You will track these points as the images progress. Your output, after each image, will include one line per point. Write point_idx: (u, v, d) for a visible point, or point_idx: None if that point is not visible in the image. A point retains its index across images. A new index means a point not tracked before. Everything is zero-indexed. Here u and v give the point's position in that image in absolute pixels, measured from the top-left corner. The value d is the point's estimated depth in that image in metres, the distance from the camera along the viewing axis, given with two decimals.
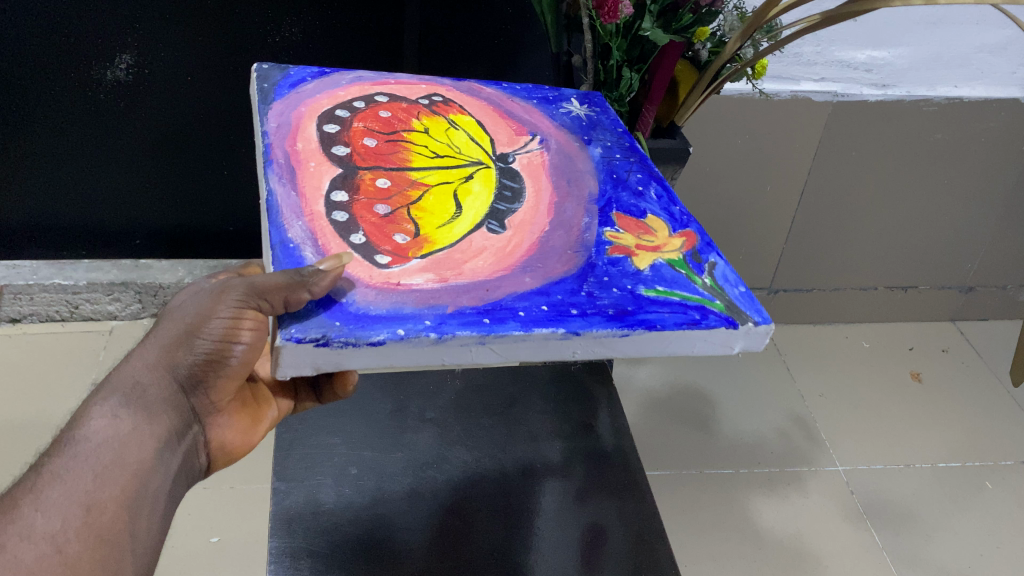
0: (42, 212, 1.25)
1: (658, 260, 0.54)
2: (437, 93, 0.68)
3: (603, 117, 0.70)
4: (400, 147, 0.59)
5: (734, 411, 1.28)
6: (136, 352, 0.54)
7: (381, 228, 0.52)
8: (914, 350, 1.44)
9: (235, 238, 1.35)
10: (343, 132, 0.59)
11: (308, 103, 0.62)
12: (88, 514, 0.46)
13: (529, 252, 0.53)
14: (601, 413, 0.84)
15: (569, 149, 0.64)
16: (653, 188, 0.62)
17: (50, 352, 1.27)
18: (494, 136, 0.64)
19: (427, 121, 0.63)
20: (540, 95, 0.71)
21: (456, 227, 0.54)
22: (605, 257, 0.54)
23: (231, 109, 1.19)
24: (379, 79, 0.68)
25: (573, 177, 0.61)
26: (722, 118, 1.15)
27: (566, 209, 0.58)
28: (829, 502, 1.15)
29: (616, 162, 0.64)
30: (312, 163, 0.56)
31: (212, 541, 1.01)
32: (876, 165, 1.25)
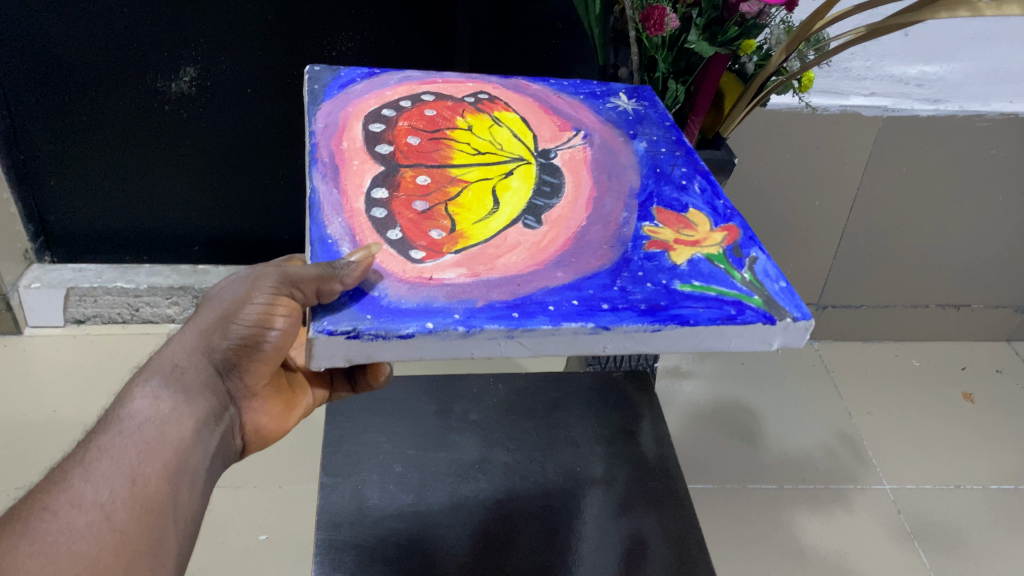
0: (109, 218, 1.32)
1: (695, 255, 0.55)
2: (483, 91, 0.70)
3: (651, 111, 0.71)
4: (443, 145, 0.61)
5: (780, 427, 1.27)
6: (176, 337, 0.58)
7: (418, 221, 0.54)
8: (967, 370, 1.41)
9: (289, 245, 1.38)
10: (388, 131, 0.62)
11: (356, 103, 0.65)
12: (133, 485, 0.49)
13: (563, 247, 0.54)
14: (644, 420, 0.84)
15: (612, 144, 0.66)
16: (697, 181, 0.63)
17: (112, 353, 1.32)
18: (537, 132, 0.66)
19: (470, 119, 0.65)
20: (586, 91, 0.73)
21: (492, 222, 0.55)
22: (642, 251, 0.55)
23: (289, 122, 1.23)
24: (426, 78, 0.71)
25: (615, 173, 0.62)
26: (769, 132, 1.16)
27: (604, 204, 0.59)
28: (875, 521, 1.13)
29: (661, 156, 0.65)
30: (355, 162, 0.58)
31: (261, 538, 1.04)
32: (928, 182, 1.23)
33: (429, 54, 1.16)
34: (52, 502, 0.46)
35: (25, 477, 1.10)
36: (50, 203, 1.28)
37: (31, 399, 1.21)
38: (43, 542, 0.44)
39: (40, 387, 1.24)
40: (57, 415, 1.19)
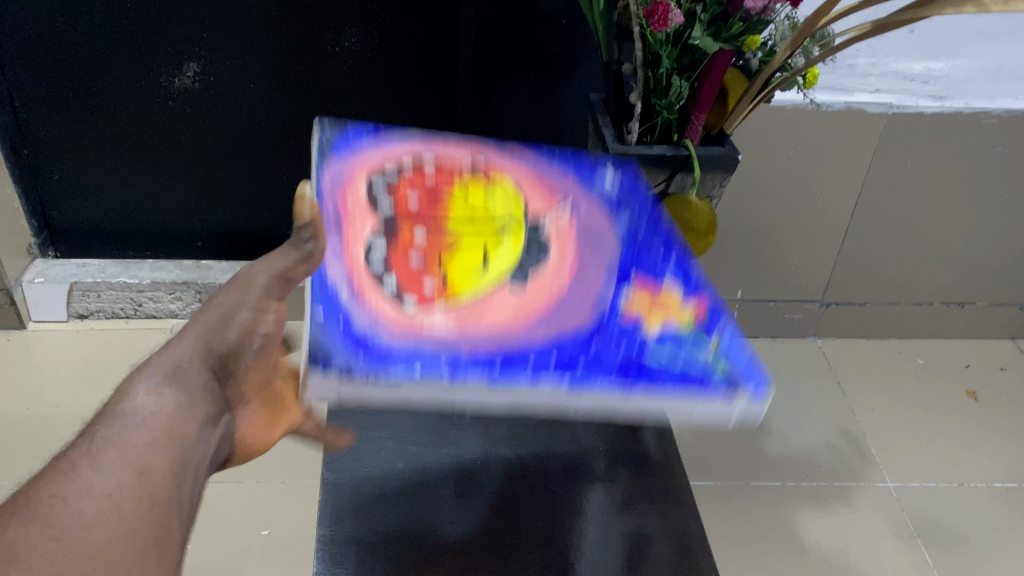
0: (113, 214, 1.32)
1: (667, 321, 0.54)
2: (488, 137, 0.63)
3: (637, 150, 0.70)
4: (428, 172, 0.61)
5: (783, 424, 1.27)
6: (175, 341, 0.57)
7: (407, 243, 0.53)
8: (970, 368, 1.41)
9: (292, 241, 1.38)
10: (373, 156, 0.61)
11: (359, 145, 0.58)
12: (141, 476, 0.46)
13: (549, 308, 0.53)
14: (647, 418, 0.84)
15: (609, 203, 0.61)
16: (672, 246, 0.60)
17: (115, 347, 1.32)
18: (535, 191, 0.59)
19: (473, 167, 0.59)
20: (593, 145, 0.67)
21: (480, 273, 0.54)
22: (618, 316, 0.53)
23: (292, 119, 1.23)
24: (434, 120, 0.63)
25: (602, 239, 0.58)
26: (773, 127, 1.15)
27: (591, 271, 0.56)
28: (877, 519, 1.13)
29: (650, 222, 0.61)
30: (344, 202, 0.58)
31: (263, 533, 1.04)
32: (932, 178, 1.23)
33: (432, 50, 1.16)
34: (60, 490, 0.44)
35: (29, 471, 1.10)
36: (54, 199, 1.29)
37: (35, 393, 1.22)
38: (55, 527, 0.42)
39: (43, 381, 1.24)
40: (60, 409, 1.19)
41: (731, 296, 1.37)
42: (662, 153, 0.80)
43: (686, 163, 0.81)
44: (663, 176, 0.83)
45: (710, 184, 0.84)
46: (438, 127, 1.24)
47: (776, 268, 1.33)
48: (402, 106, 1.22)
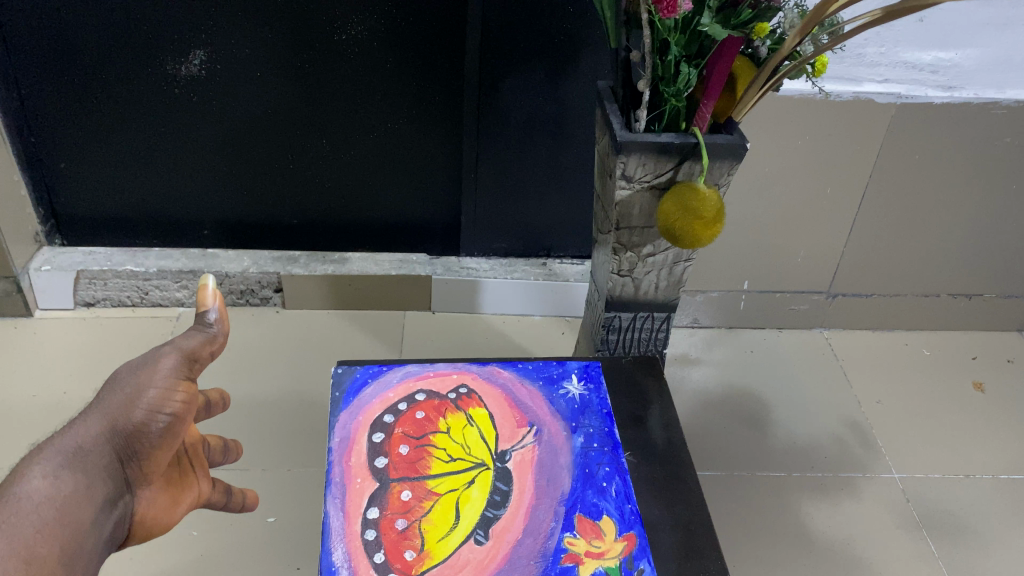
0: (120, 202, 1.32)
1: (598, 568, 0.62)
2: (464, 383, 0.79)
3: (594, 395, 0.80)
4: (426, 453, 0.70)
5: (789, 415, 1.27)
6: (78, 421, 0.59)
7: (397, 509, 0.65)
8: (977, 360, 1.40)
9: (298, 231, 1.38)
10: (386, 440, 0.72)
11: (364, 409, 0.75)
12: (27, 566, 0.50)
13: (502, 562, 0.62)
14: (653, 406, 0.80)
15: (556, 442, 0.74)
16: (616, 483, 0.70)
17: (121, 334, 1.31)
18: (500, 431, 0.74)
19: (449, 421, 0.74)
20: (545, 375, 0.81)
21: (451, 538, 0.63)
22: (558, 566, 0.62)
23: (300, 108, 1.23)
24: (421, 372, 0.80)
25: (552, 476, 0.70)
26: (781, 116, 1.15)
27: (538, 513, 0.66)
28: (883, 509, 1.12)
29: (592, 452, 0.73)
30: (359, 479, 0.68)
31: (269, 521, 1.04)
32: (940, 169, 1.22)
33: (440, 39, 1.16)
34: None
35: None
36: (61, 186, 1.29)
37: (42, 380, 1.22)
38: None
39: (50, 368, 1.24)
40: (66, 396, 1.20)
41: (737, 286, 1.37)
42: (669, 141, 0.80)
43: (693, 152, 0.82)
44: (670, 164, 0.83)
45: (717, 172, 0.84)
46: (444, 115, 1.24)
47: (782, 258, 1.33)
48: (409, 95, 1.22)
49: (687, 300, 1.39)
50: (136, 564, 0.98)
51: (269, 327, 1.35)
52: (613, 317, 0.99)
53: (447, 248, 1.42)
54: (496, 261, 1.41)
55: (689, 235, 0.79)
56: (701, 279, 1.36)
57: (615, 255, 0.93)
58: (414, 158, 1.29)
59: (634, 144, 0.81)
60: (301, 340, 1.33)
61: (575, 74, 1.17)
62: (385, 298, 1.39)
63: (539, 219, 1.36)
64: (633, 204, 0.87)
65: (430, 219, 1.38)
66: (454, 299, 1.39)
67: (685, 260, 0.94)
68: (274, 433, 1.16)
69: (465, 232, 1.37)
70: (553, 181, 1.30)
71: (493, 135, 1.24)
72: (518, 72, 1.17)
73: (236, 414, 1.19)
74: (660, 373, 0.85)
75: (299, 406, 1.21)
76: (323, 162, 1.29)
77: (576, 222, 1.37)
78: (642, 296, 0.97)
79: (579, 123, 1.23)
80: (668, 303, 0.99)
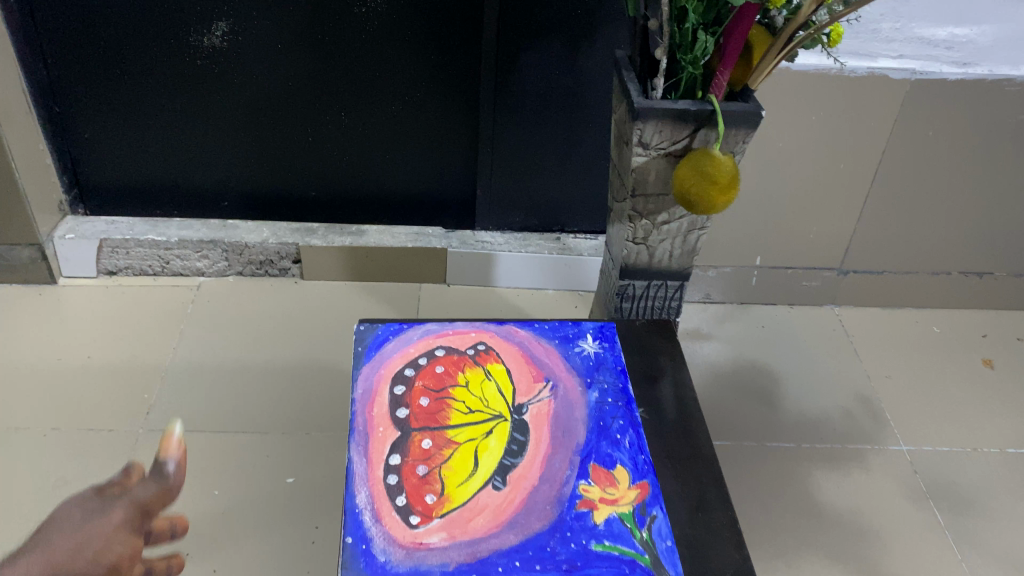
0: (142, 172, 1.34)
1: (612, 514, 0.64)
2: (482, 340, 0.81)
3: (609, 353, 0.82)
4: (446, 405, 0.72)
5: (799, 389, 1.28)
6: None
7: (418, 455, 0.67)
8: (987, 338, 1.41)
9: (316, 202, 1.40)
10: (407, 392, 0.74)
11: (387, 364, 0.78)
12: None
13: (519, 507, 0.64)
14: (665, 365, 0.82)
15: (572, 395, 0.76)
16: (629, 435, 0.72)
17: (143, 302, 1.34)
18: (516, 384, 0.76)
19: (469, 374, 0.76)
20: (561, 333, 0.83)
21: (470, 484, 0.65)
22: (573, 512, 0.64)
23: (319, 80, 1.24)
24: (441, 329, 0.82)
25: (568, 428, 0.72)
26: (795, 91, 1.16)
27: (554, 461, 0.68)
28: (891, 480, 1.14)
29: (607, 406, 0.75)
30: (381, 428, 0.70)
31: (288, 481, 1.06)
32: (953, 146, 1.23)
33: (459, 12, 1.17)
34: None
35: (62, 418, 1.12)
36: (84, 156, 1.32)
37: (66, 344, 1.24)
38: None
39: (74, 334, 1.26)
40: (91, 360, 1.22)
41: (749, 262, 1.39)
42: (685, 108, 0.82)
43: (709, 119, 0.83)
44: (686, 132, 0.84)
45: (732, 140, 0.85)
46: (462, 89, 1.25)
47: (795, 234, 1.34)
48: (427, 67, 1.23)
49: (699, 276, 1.40)
50: None
51: (287, 297, 1.38)
52: (627, 285, 1.01)
53: (462, 222, 1.44)
54: (511, 235, 1.43)
55: (704, 200, 0.80)
56: (713, 254, 1.37)
57: (630, 223, 0.94)
58: (431, 131, 1.31)
59: (651, 110, 0.82)
60: (318, 309, 1.36)
61: (592, 48, 1.18)
62: (400, 270, 1.41)
63: (554, 193, 1.38)
64: (649, 170, 0.89)
65: (446, 192, 1.40)
66: (469, 273, 1.41)
67: (698, 229, 0.95)
68: (293, 399, 1.19)
69: (480, 206, 1.39)
70: (569, 156, 1.32)
71: (510, 108, 1.25)
72: (536, 46, 1.18)
73: (256, 380, 1.21)
74: (673, 336, 0.86)
75: (317, 373, 1.23)
76: (342, 135, 1.31)
77: (591, 197, 1.38)
78: (656, 264, 0.99)
79: (594, 98, 1.24)
80: (681, 272, 1.01)
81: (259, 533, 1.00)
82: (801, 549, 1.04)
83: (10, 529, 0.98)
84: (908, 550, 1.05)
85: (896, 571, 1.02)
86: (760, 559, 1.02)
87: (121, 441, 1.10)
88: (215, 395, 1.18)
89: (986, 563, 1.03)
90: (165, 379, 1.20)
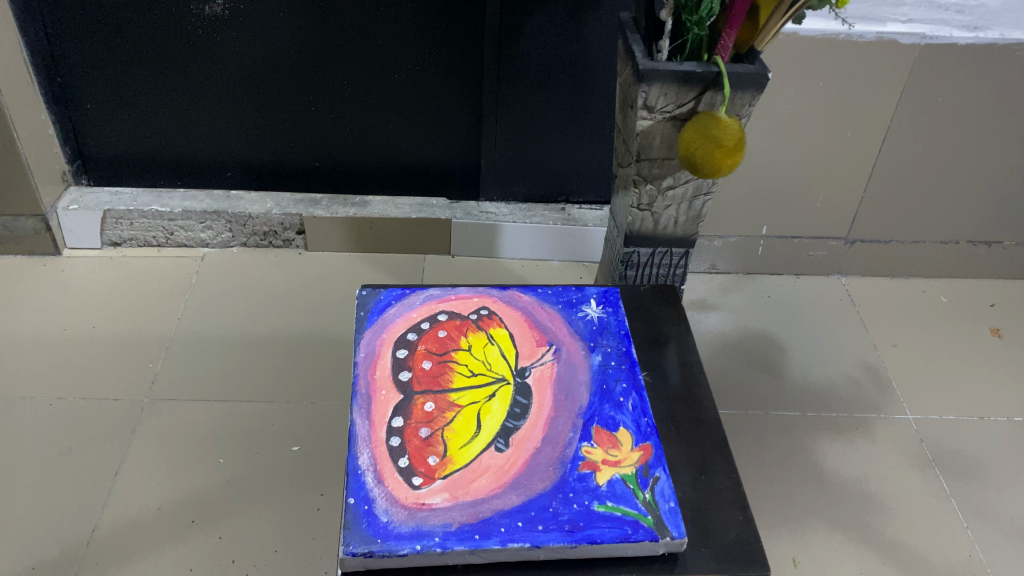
0: (145, 143, 1.34)
1: (614, 475, 0.64)
2: (485, 305, 0.80)
3: (612, 317, 0.81)
4: (449, 368, 0.72)
5: (805, 358, 1.28)
6: None
7: (420, 418, 0.67)
8: (995, 307, 1.40)
9: (319, 173, 1.40)
10: (410, 356, 0.74)
11: (389, 328, 0.77)
12: None
13: (522, 469, 0.64)
14: (668, 330, 0.82)
15: (575, 359, 0.75)
16: (633, 398, 0.72)
17: (147, 273, 1.34)
18: (519, 348, 0.76)
19: (471, 339, 0.76)
20: (565, 298, 0.83)
21: (472, 445, 0.65)
22: (575, 473, 0.64)
23: (321, 48, 1.23)
24: (443, 294, 0.82)
25: (570, 391, 0.72)
26: (803, 57, 1.15)
27: (557, 424, 0.68)
28: (896, 448, 1.14)
29: (610, 370, 0.75)
30: (384, 391, 0.70)
31: (293, 449, 1.07)
32: (963, 112, 1.21)
33: None
34: None
35: (67, 387, 1.13)
36: (87, 127, 1.31)
37: (71, 315, 1.24)
38: None
39: (79, 304, 1.27)
40: (95, 330, 1.22)
41: (756, 231, 1.38)
42: (691, 70, 0.81)
43: (715, 82, 0.82)
44: (692, 95, 0.83)
45: (738, 103, 0.84)
46: (465, 57, 1.24)
47: (801, 203, 1.33)
48: (429, 34, 1.22)
49: (705, 246, 1.39)
50: (165, 488, 1.01)
51: (291, 267, 1.37)
52: (632, 252, 1.01)
53: (466, 192, 1.43)
54: (515, 206, 1.42)
55: (710, 164, 0.79)
56: (719, 223, 1.36)
57: (635, 188, 0.93)
58: (434, 100, 1.30)
59: (656, 73, 0.81)
60: (323, 280, 1.35)
61: (597, 14, 1.17)
62: (404, 241, 1.40)
63: (558, 162, 1.36)
64: (654, 134, 0.88)
65: (449, 162, 1.39)
66: (473, 244, 1.41)
67: (704, 194, 0.94)
68: (298, 368, 1.19)
69: (485, 176, 1.38)
70: (574, 124, 1.30)
71: (513, 76, 1.24)
72: (541, 13, 1.17)
73: (261, 350, 1.21)
74: (677, 301, 0.86)
75: (321, 343, 1.23)
76: (345, 104, 1.30)
77: (595, 166, 1.37)
78: (661, 230, 0.98)
79: (599, 65, 1.23)
80: (686, 239, 1.00)
81: (264, 501, 1.00)
82: (805, 516, 1.04)
83: (18, 497, 0.98)
84: (912, 517, 1.04)
85: (900, 539, 1.02)
86: (765, 527, 1.02)
87: (127, 410, 1.10)
88: (220, 365, 1.18)
89: (991, 530, 1.03)
90: (170, 349, 1.20)
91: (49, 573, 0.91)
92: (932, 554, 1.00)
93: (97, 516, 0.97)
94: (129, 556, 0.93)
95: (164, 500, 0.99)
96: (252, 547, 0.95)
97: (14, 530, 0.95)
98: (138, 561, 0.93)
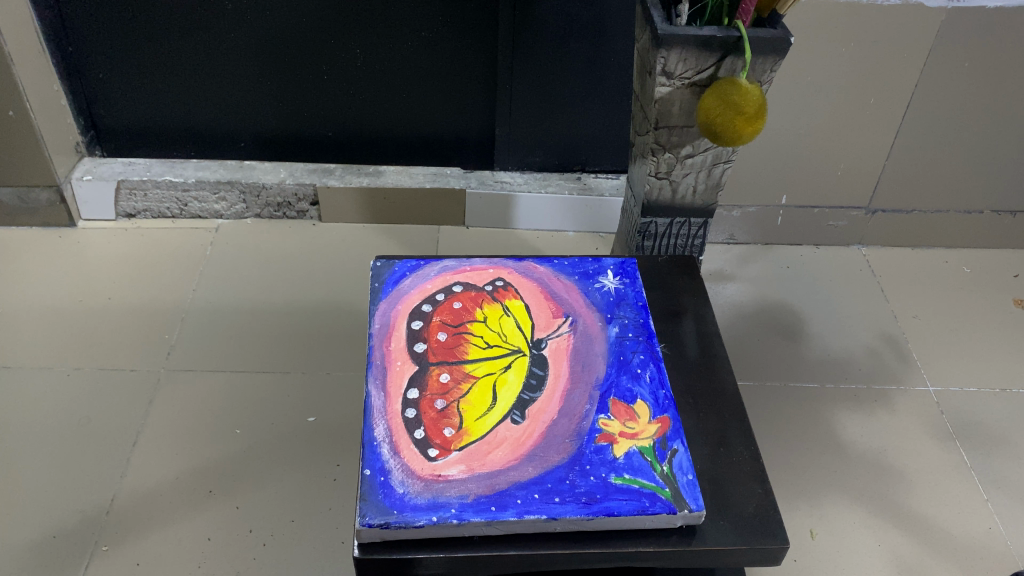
0: (158, 112, 1.33)
1: (631, 448, 0.64)
2: (500, 277, 0.80)
3: (630, 289, 0.80)
4: (464, 340, 0.71)
5: (824, 329, 1.27)
6: None
7: (436, 389, 0.67)
8: (1019, 277, 1.38)
9: (334, 142, 1.38)
10: (425, 327, 0.73)
11: (404, 300, 0.77)
12: None
13: (538, 441, 0.63)
14: (687, 301, 0.81)
15: (592, 331, 0.74)
16: (650, 369, 0.71)
17: (162, 245, 1.34)
18: (535, 320, 0.75)
19: (487, 310, 0.75)
20: (581, 269, 0.82)
21: (489, 417, 0.65)
22: (592, 445, 0.63)
23: (335, 17, 1.21)
24: (458, 266, 0.81)
25: (587, 363, 0.71)
26: (826, 22, 1.12)
27: (573, 396, 0.67)
28: (917, 420, 1.12)
29: (627, 341, 0.74)
30: (399, 362, 0.70)
31: (309, 420, 1.07)
32: (989, 78, 1.19)
33: None
34: None
35: (85, 358, 1.13)
36: (101, 98, 1.31)
37: (87, 286, 1.25)
38: None
39: (95, 275, 1.27)
40: (111, 301, 1.22)
41: (774, 201, 1.36)
42: (711, 34, 0.78)
43: (736, 47, 0.80)
44: (712, 60, 0.81)
45: (759, 69, 0.82)
46: (482, 23, 1.22)
47: (821, 172, 1.31)
48: None
49: (723, 216, 1.38)
50: (182, 458, 1.01)
51: (305, 238, 1.37)
52: (649, 222, 0.99)
53: (481, 162, 1.42)
54: (531, 176, 1.40)
55: (730, 131, 0.76)
56: (738, 193, 1.34)
57: (653, 156, 0.92)
58: (447, 67, 1.28)
59: (675, 37, 0.79)
60: (338, 251, 1.35)
61: None
62: (419, 212, 1.39)
63: (574, 131, 1.35)
64: (673, 101, 0.86)
65: (464, 131, 1.37)
66: (488, 214, 1.39)
67: (723, 162, 0.93)
68: (313, 339, 1.19)
69: (500, 145, 1.37)
70: (591, 92, 1.28)
71: (530, 42, 1.22)
72: None
73: (276, 321, 1.21)
74: (697, 273, 0.85)
75: (335, 314, 1.23)
76: (359, 73, 1.28)
77: (612, 135, 1.35)
78: (679, 200, 0.97)
79: (616, 31, 1.20)
80: (705, 208, 0.98)
81: (280, 471, 1.00)
82: (823, 489, 1.03)
83: (37, 466, 0.99)
84: (932, 490, 1.03)
85: (920, 512, 1.01)
86: (782, 499, 1.02)
87: (144, 381, 1.11)
88: (235, 336, 1.18)
89: (1012, 503, 1.02)
90: (186, 320, 1.20)
91: (69, 542, 0.92)
92: (952, 527, 0.99)
93: (115, 486, 0.98)
94: (147, 525, 0.94)
95: (182, 470, 1.00)
96: (269, 517, 0.96)
97: (34, 500, 0.96)
98: (156, 531, 0.93)
